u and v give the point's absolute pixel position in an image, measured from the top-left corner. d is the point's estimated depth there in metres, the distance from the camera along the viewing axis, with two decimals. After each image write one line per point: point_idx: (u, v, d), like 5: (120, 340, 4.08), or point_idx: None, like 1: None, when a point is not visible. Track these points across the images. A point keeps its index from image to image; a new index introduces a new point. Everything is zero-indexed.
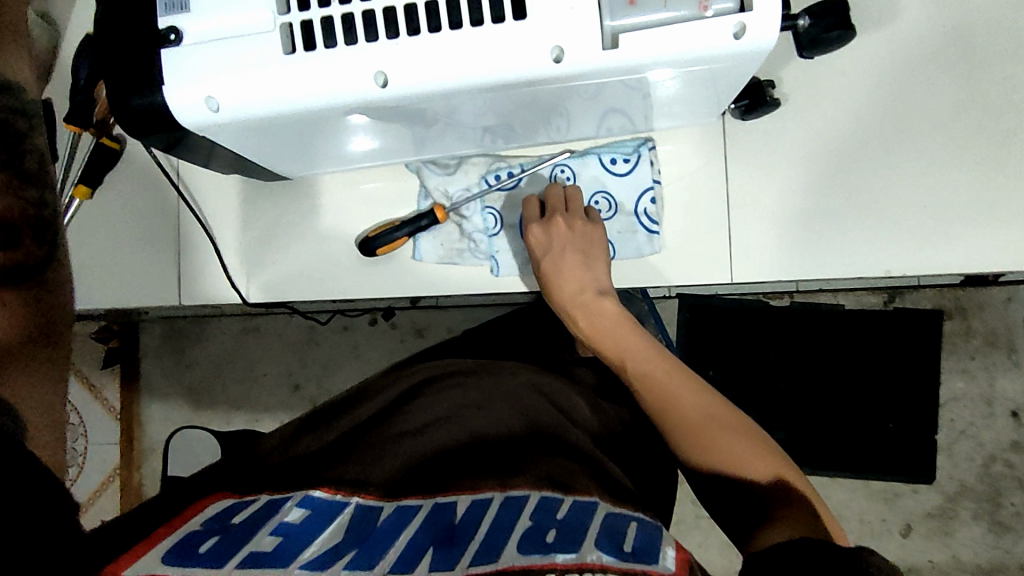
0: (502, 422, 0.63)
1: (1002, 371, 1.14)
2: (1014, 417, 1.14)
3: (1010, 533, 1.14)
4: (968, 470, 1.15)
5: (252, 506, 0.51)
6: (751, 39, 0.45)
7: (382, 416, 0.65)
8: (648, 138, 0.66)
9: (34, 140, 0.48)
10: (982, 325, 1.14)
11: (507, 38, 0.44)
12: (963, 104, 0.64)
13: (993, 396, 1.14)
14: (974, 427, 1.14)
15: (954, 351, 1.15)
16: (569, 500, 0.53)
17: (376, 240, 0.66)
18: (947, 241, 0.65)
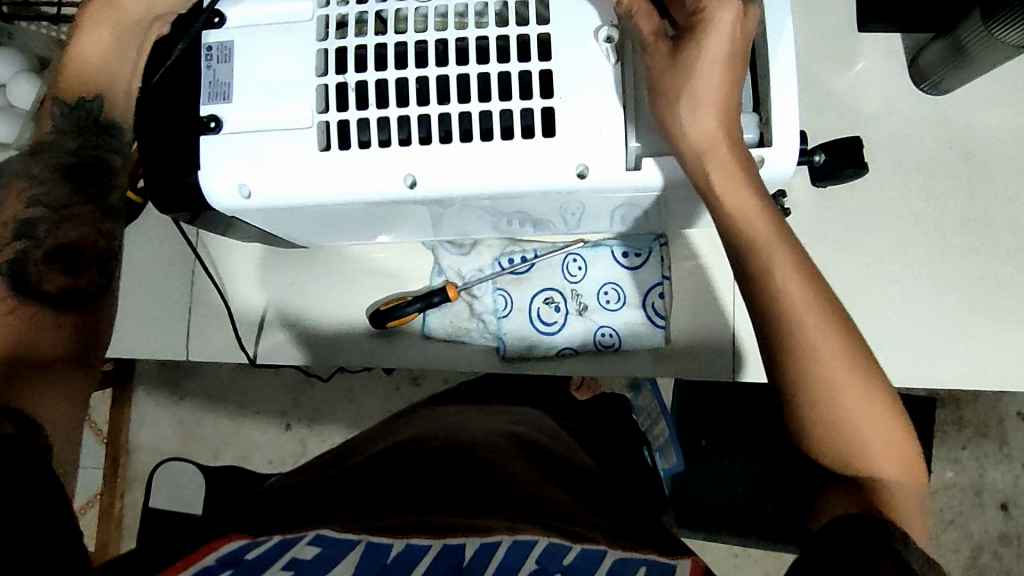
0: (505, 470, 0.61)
1: (992, 463, 1.12)
2: (1003, 510, 1.12)
3: None
4: (955, 562, 1.11)
5: (264, 543, 0.44)
6: (767, 171, 0.47)
7: (389, 457, 0.62)
8: (660, 235, 0.69)
9: (122, 177, 0.52)
10: (975, 416, 1.13)
11: (535, 151, 0.46)
12: (964, 223, 0.67)
13: (982, 487, 1.12)
14: (963, 516, 1.12)
15: (945, 439, 1.13)
16: (576, 549, 0.48)
17: (388, 313, 0.67)
18: (948, 355, 0.66)
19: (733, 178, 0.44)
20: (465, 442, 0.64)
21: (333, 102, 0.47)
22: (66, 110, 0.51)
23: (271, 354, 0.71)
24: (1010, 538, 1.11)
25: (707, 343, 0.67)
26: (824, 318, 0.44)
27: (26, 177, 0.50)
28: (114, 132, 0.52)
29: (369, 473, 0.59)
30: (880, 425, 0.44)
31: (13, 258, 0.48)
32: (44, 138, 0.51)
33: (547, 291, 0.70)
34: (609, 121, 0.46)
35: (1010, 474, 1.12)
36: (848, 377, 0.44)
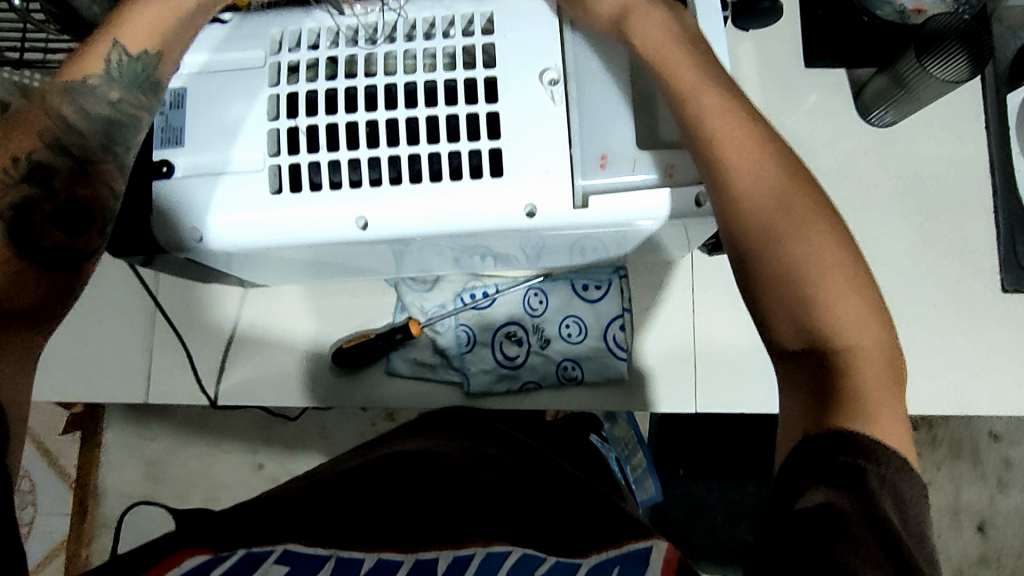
0: (488, 479, 0.56)
1: (967, 483, 1.13)
2: (980, 531, 1.12)
3: None
4: None
5: (227, 562, 0.43)
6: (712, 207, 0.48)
7: (370, 463, 0.58)
8: (619, 267, 0.70)
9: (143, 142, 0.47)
10: (948, 437, 1.14)
11: (484, 191, 0.47)
12: (916, 250, 0.68)
13: (959, 508, 1.13)
14: (942, 539, 1.12)
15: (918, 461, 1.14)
16: (551, 560, 0.45)
17: (351, 351, 0.68)
18: (906, 380, 0.67)
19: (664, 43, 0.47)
20: (449, 448, 0.60)
21: (285, 146, 0.48)
22: (107, 59, 0.46)
23: (234, 396, 0.71)
24: (988, 560, 1.11)
25: (669, 373, 0.68)
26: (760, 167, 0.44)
27: (53, 111, 0.45)
28: (156, 92, 0.47)
29: (347, 479, 0.56)
30: (846, 289, 0.42)
31: (18, 201, 0.44)
32: (83, 78, 0.45)
33: (508, 325, 0.70)
34: (556, 162, 0.47)
35: (985, 494, 1.12)
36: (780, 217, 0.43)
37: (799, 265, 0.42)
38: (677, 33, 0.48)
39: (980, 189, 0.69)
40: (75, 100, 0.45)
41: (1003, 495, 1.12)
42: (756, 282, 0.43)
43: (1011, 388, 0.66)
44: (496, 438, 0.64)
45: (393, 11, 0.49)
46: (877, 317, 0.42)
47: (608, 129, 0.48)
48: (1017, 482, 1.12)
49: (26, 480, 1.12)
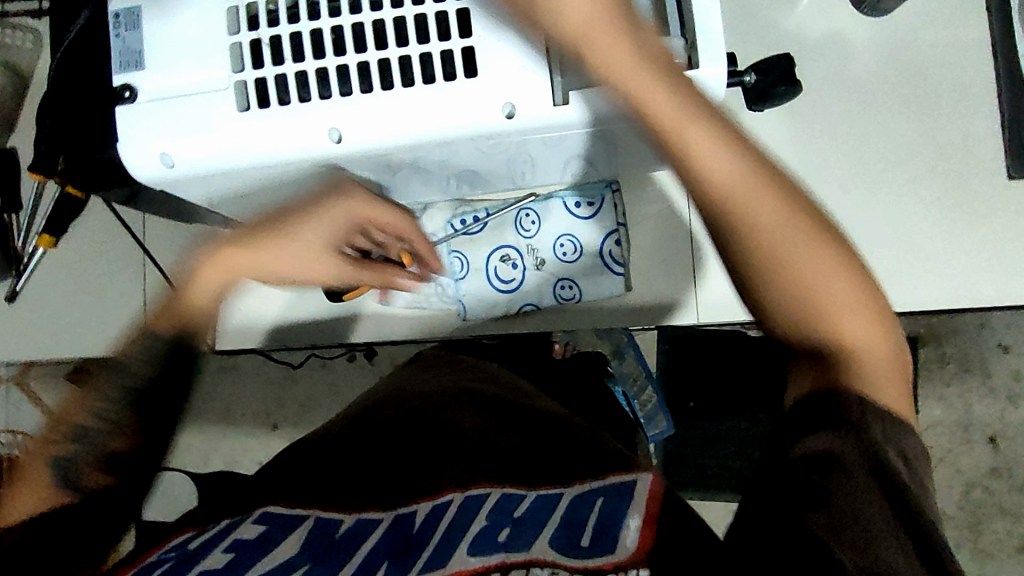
0: (491, 427, 0.60)
1: (978, 397, 1.19)
2: (991, 443, 1.19)
3: (991, 560, 1.19)
4: (949, 499, 1.19)
5: (210, 530, 0.48)
6: (698, 97, 0.46)
7: (363, 417, 0.65)
8: (612, 180, 0.67)
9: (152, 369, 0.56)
10: (956, 351, 1.19)
11: (460, 96, 0.45)
12: (918, 142, 0.67)
13: (970, 422, 1.18)
14: (952, 454, 1.19)
15: (931, 378, 1.19)
16: (531, 495, 0.50)
17: (340, 286, 0.66)
18: (908, 278, 0.67)
19: (615, 64, 0.43)
20: (462, 398, 0.64)
21: (249, 59, 0.46)
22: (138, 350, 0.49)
23: (230, 338, 0.70)
24: (997, 469, 1.19)
25: (669, 286, 0.68)
26: (766, 201, 0.44)
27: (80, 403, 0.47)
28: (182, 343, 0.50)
29: (332, 449, 0.60)
30: (818, 254, 0.45)
31: None
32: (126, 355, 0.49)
33: (502, 249, 0.69)
34: (532, 56, 0.44)
35: (994, 407, 1.19)
36: (780, 228, 0.45)
37: (805, 289, 0.45)
38: (630, 30, 0.43)
39: (981, 79, 0.67)
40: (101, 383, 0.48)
41: (1013, 408, 1.18)
42: (759, 277, 0.46)
43: (1016, 282, 0.66)
44: (490, 379, 0.70)
45: None
46: (850, 265, 0.46)
47: None
48: None
49: None
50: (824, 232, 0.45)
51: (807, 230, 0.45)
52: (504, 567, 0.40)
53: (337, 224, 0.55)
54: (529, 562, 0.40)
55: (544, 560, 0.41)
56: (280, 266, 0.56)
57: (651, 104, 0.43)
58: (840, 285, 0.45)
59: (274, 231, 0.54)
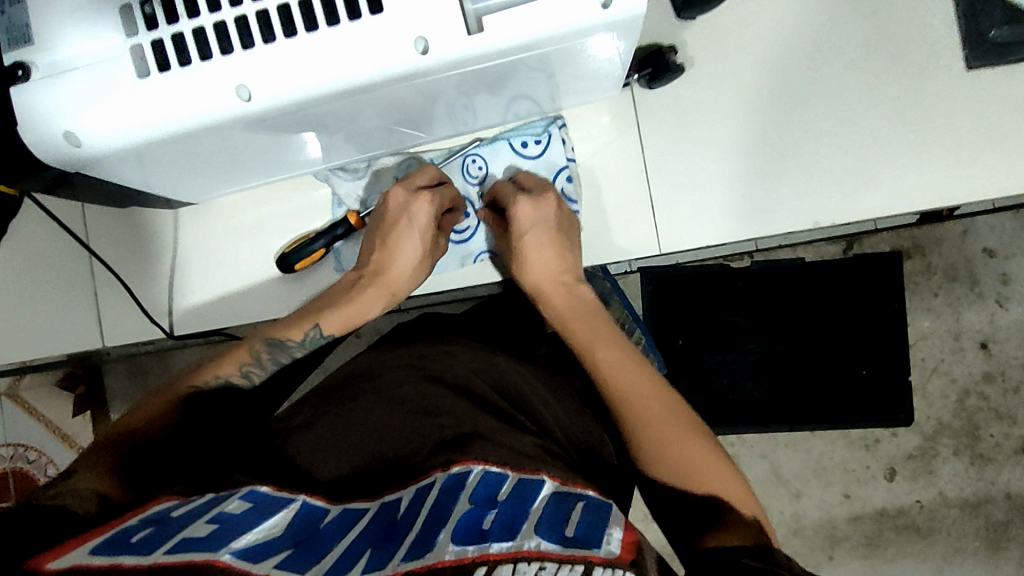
0: (486, 423, 0.59)
1: (966, 304, 1.21)
2: (983, 348, 1.21)
3: (991, 463, 1.22)
4: (944, 407, 1.22)
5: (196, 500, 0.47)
6: (620, 8, 0.42)
7: (335, 391, 0.66)
8: (556, 116, 0.66)
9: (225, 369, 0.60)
10: (941, 262, 1.20)
11: (368, 36, 0.42)
12: (870, 43, 0.65)
13: (960, 331, 1.21)
14: (945, 363, 1.21)
15: (918, 291, 1.21)
16: (514, 478, 0.52)
17: (294, 254, 0.65)
18: (873, 185, 0.65)
19: (540, 256, 0.64)
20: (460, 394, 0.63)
21: (141, 22, 0.43)
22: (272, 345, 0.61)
23: (188, 322, 0.69)
24: (991, 374, 1.21)
25: (629, 221, 0.66)
26: (626, 367, 0.61)
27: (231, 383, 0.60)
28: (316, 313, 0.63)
29: (312, 426, 0.61)
30: (636, 390, 0.59)
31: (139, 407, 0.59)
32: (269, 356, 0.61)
33: None
34: None
35: (984, 313, 1.20)
36: (629, 379, 0.60)
37: (663, 455, 0.57)
38: (552, 228, 0.64)
39: None
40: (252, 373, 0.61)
41: (1002, 311, 1.20)
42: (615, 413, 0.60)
43: (985, 177, 0.64)
44: (484, 365, 0.68)
45: None
46: (627, 347, 0.63)
47: None
48: (1016, 295, 1.20)
49: (49, 463, 1.22)
50: (666, 394, 0.60)
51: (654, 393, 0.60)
52: (494, 559, 0.41)
53: (423, 246, 0.63)
54: (517, 554, 0.42)
55: (532, 551, 0.42)
56: (360, 306, 0.63)
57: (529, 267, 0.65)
58: (646, 412, 0.58)
59: (378, 277, 0.64)
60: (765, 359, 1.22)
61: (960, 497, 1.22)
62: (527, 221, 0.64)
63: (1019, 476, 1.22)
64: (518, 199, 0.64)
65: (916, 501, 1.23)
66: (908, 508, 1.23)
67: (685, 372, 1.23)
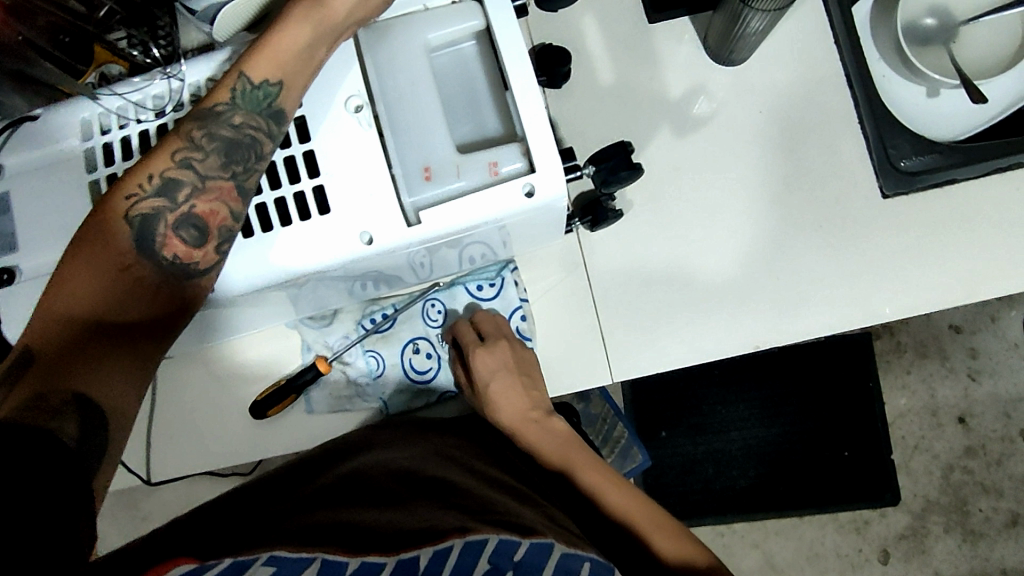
0: (487, 497, 0.55)
1: (940, 380, 1.20)
2: (961, 423, 1.19)
3: (984, 539, 1.19)
4: (930, 484, 1.19)
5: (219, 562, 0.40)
6: (541, 196, 0.49)
7: (288, 474, 0.61)
8: (509, 261, 0.71)
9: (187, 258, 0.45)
10: (911, 339, 1.20)
11: (317, 232, 0.47)
12: (791, 174, 0.70)
13: (937, 407, 1.19)
14: (926, 440, 1.19)
15: (891, 368, 1.20)
16: (525, 544, 0.48)
17: (266, 402, 0.68)
18: (809, 305, 0.69)
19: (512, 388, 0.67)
20: (442, 468, 0.60)
21: None
22: (179, 162, 0.44)
23: (163, 469, 0.71)
24: (973, 448, 1.19)
25: (578, 350, 0.70)
26: (605, 477, 0.64)
27: (129, 229, 0.43)
28: (278, 120, 0.45)
29: (306, 502, 0.52)
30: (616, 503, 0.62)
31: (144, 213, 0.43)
32: (170, 181, 0.44)
33: (415, 340, 0.72)
34: (379, 184, 0.48)
35: (957, 387, 1.19)
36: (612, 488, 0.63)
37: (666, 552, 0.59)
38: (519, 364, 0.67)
39: (840, 105, 0.70)
40: (143, 184, 0.43)
41: (975, 384, 1.19)
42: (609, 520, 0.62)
43: (910, 290, 0.68)
44: (452, 445, 0.65)
45: (175, 78, 0.49)
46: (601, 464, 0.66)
47: (425, 139, 0.49)
48: (987, 368, 1.19)
49: None
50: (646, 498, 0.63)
51: (636, 497, 0.63)
52: None
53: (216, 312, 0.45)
54: None
55: None
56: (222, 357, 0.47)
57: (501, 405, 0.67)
58: (638, 512, 0.62)
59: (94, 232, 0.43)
60: (751, 446, 1.19)
61: None
62: (494, 360, 0.67)
63: (1013, 551, 1.19)
64: (475, 351, 0.67)
65: None
66: None
67: (670, 466, 1.20)
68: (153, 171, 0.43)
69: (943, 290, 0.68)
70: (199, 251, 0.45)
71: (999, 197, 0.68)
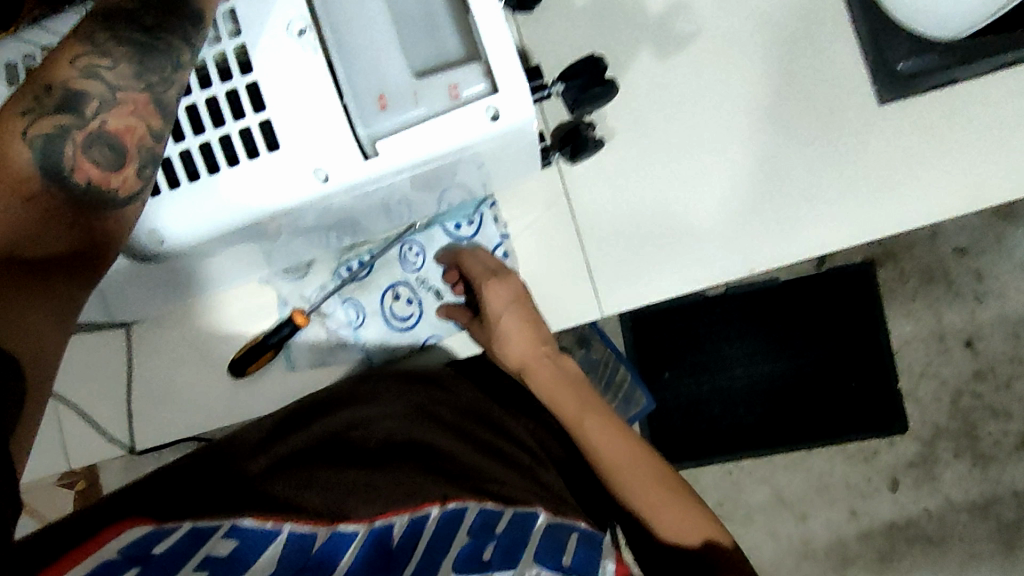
0: (472, 459, 0.56)
1: (947, 304, 1.16)
2: (968, 347, 1.17)
3: (993, 462, 1.17)
4: (939, 410, 1.17)
5: (172, 536, 0.40)
6: (507, 120, 0.45)
7: (279, 421, 0.59)
8: (487, 197, 0.68)
9: (103, 180, 0.41)
10: (916, 265, 1.16)
11: (268, 171, 0.44)
12: (783, 88, 0.66)
13: (944, 331, 1.16)
14: (933, 366, 1.17)
15: (895, 296, 1.16)
16: (508, 512, 0.49)
17: (244, 359, 0.66)
18: (808, 225, 0.65)
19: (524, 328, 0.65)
20: (429, 423, 0.59)
21: None
22: (80, 71, 0.40)
23: (149, 435, 0.69)
24: (982, 371, 1.17)
25: (567, 289, 0.67)
26: (606, 428, 0.63)
27: (28, 150, 0.39)
28: (196, 23, 0.42)
29: (287, 463, 0.53)
30: (617, 458, 0.62)
31: (48, 131, 0.40)
32: (73, 92, 0.40)
33: (394, 286, 0.70)
34: (329, 116, 0.44)
35: (965, 310, 1.16)
36: (616, 437, 0.63)
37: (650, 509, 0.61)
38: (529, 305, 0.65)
39: (833, 9, 0.65)
40: (42, 97, 0.40)
41: (981, 307, 1.16)
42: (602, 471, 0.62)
43: (917, 205, 0.64)
44: (443, 396, 0.62)
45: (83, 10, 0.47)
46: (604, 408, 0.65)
47: (377, 62, 0.45)
48: (993, 290, 1.16)
49: None
50: (644, 448, 0.63)
51: (632, 449, 0.62)
52: None
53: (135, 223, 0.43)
54: None
55: None
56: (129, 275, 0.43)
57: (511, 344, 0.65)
58: (637, 470, 0.62)
59: None
60: (757, 381, 1.17)
61: (967, 501, 1.17)
62: (501, 298, 0.64)
63: None
64: (489, 281, 0.65)
65: (924, 510, 1.18)
66: (916, 518, 1.18)
67: (676, 407, 1.18)
68: (52, 82, 0.40)
69: (952, 205, 0.64)
70: (118, 175, 0.41)
71: (1007, 99, 0.63)
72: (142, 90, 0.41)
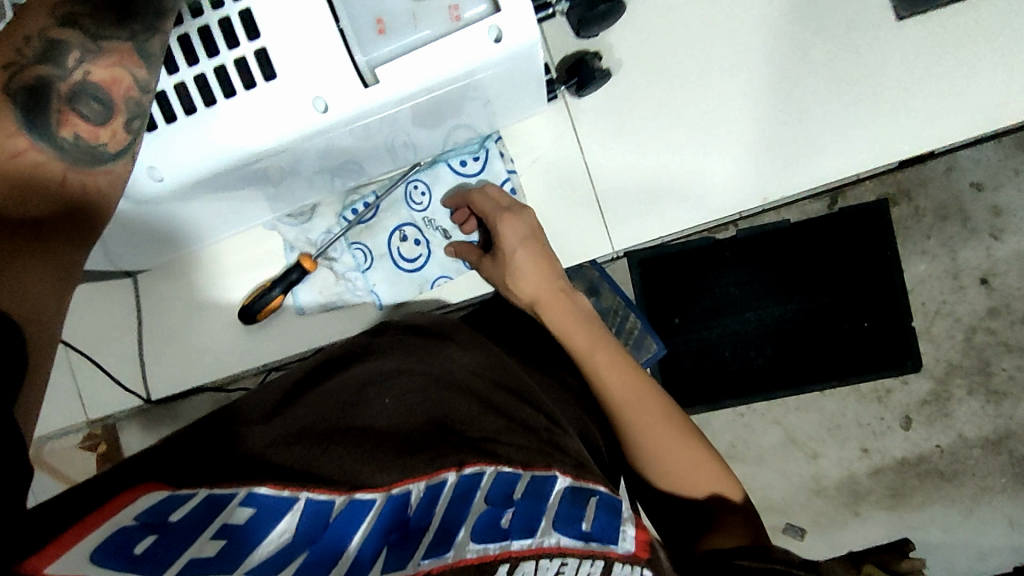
0: (488, 414, 0.51)
1: (962, 242, 1.07)
2: (984, 284, 1.07)
3: (1007, 399, 1.08)
4: (952, 347, 1.08)
5: (189, 502, 0.38)
6: (511, 41, 0.43)
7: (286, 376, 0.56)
8: (493, 132, 0.66)
9: (88, 134, 0.40)
10: (930, 202, 1.06)
11: (266, 102, 0.43)
12: (796, 10, 0.63)
13: (958, 269, 1.07)
14: (948, 304, 1.08)
15: (909, 235, 1.07)
16: (527, 478, 0.46)
17: (253, 305, 0.65)
18: (820, 150, 0.63)
19: (538, 265, 0.63)
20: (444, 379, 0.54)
21: None
22: (59, 22, 0.39)
23: (164, 385, 0.69)
24: (998, 308, 1.07)
25: (576, 225, 0.66)
26: (622, 372, 0.60)
27: (14, 108, 0.39)
28: None
29: (293, 421, 0.48)
30: (633, 399, 0.59)
31: (30, 85, 0.39)
32: (53, 43, 0.39)
33: (401, 227, 0.69)
34: (326, 42, 0.42)
35: (981, 248, 1.07)
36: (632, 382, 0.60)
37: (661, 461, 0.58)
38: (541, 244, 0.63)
39: None
40: (22, 48, 0.39)
41: (998, 243, 1.06)
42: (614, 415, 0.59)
43: (932, 126, 0.62)
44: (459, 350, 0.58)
45: None
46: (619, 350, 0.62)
47: None
48: (1011, 225, 1.06)
49: None
50: (659, 395, 0.60)
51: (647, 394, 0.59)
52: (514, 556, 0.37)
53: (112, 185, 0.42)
54: (536, 552, 0.38)
55: (552, 547, 0.38)
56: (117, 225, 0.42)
57: (523, 281, 0.63)
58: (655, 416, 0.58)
59: None
60: None
61: (979, 437, 1.09)
62: (514, 234, 0.62)
63: None
64: (504, 217, 0.63)
65: (936, 447, 1.09)
66: None
67: None
68: (30, 32, 0.39)
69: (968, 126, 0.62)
70: (106, 128, 0.40)
71: None
72: (124, 32, 0.40)
